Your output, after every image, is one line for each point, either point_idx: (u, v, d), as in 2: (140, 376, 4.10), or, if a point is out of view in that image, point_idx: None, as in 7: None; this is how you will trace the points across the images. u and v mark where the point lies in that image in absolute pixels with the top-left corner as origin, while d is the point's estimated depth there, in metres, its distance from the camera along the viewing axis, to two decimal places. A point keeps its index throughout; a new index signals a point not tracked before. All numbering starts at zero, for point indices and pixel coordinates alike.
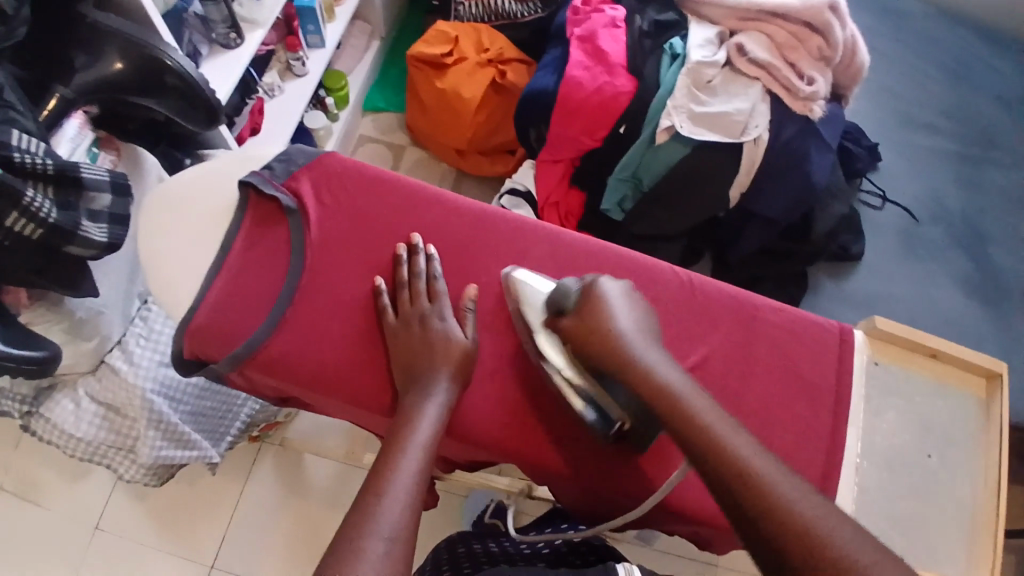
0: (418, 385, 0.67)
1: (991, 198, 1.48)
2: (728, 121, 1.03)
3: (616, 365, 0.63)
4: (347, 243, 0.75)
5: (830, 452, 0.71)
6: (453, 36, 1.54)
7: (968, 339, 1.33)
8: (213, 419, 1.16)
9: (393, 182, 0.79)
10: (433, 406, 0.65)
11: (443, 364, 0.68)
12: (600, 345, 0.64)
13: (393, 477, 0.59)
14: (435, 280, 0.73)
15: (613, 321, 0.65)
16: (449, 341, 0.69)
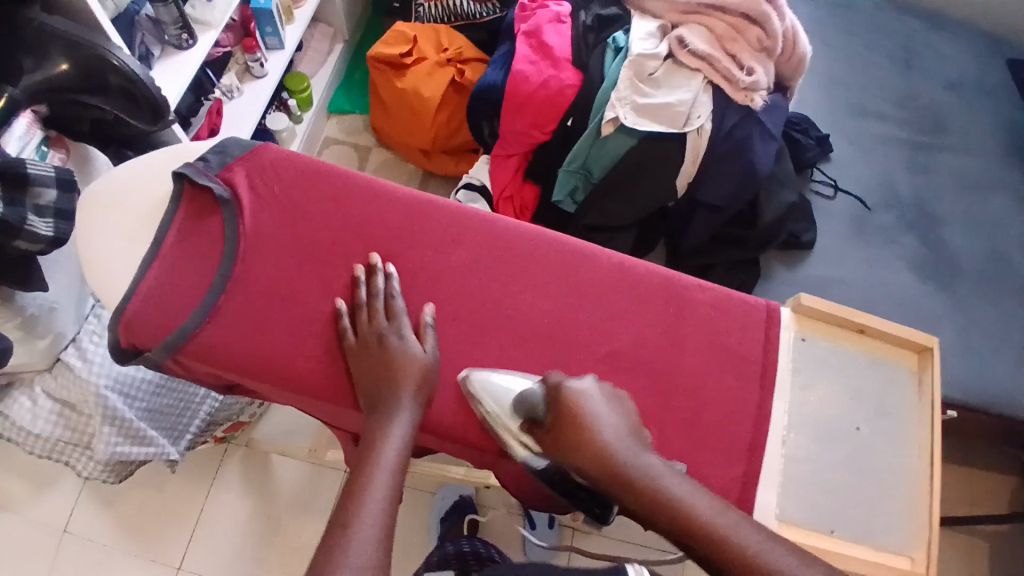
0: (382, 405, 0.67)
1: (942, 182, 1.53)
2: (671, 111, 1.06)
3: (607, 479, 0.62)
4: (280, 234, 0.76)
5: (756, 422, 0.73)
6: (412, 36, 1.56)
7: (921, 320, 1.37)
8: (172, 416, 1.17)
9: (327, 173, 0.79)
10: (399, 428, 0.66)
11: (408, 383, 0.68)
12: (588, 461, 0.62)
13: (363, 502, 0.59)
14: (393, 298, 0.73)
15: (598, 435, 0.63)
16: (410, 358, 0.69)
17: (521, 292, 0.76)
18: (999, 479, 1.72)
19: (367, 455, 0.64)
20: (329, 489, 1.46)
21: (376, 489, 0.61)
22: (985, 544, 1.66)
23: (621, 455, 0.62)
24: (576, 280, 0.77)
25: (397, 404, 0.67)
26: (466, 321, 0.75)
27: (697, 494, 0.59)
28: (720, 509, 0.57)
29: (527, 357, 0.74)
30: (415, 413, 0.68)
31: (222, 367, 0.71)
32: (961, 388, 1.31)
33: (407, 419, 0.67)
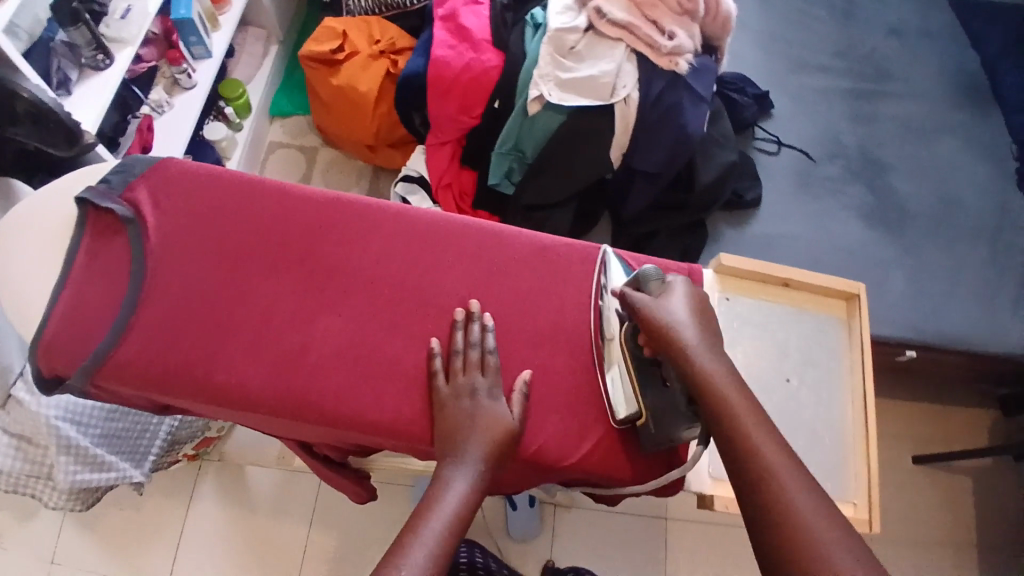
0: (453, 452, 0.68)
1: (887, 128, 1.53)
2: (595, 83, 1.06)
3: (677, 351, 0.67)
4: (192, 244, 0.79)
5: None
6: (342, 31, 1.53)
7: (873, 267, 1.38)
8: (131, 439, 1.17)
9: (235, 181, 0.83)
10: (461, 481, 0.66)
11: (488, 442, 0.68)
12: (668, 329, 0.68)
13: (413, 539, 0.60)
14: (488, 352, 0.74)
15: (670, 315, 0.69)
16: (498, 419, 0.70)
17: (432, 274, 0.79)
18: (971, 416, 1.76)
19: (432, 494, 0.65)
20: (304, 493, 1.47)
21: (433, 522, 0.62)
22: (964, 479, 1.70)
23: (696, 339, 0.68)
24: (482, 258, 0.81)
25: (470, 456, 0.68)
26: (387, 311, 0.77)
27: (747, 403, 0.63)
28: (758, 420, 0.63)
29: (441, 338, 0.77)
30: (483, 470, 0.67)
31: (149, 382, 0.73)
32: (917, 329, 1.33)
33: (473, 464, 0.67)
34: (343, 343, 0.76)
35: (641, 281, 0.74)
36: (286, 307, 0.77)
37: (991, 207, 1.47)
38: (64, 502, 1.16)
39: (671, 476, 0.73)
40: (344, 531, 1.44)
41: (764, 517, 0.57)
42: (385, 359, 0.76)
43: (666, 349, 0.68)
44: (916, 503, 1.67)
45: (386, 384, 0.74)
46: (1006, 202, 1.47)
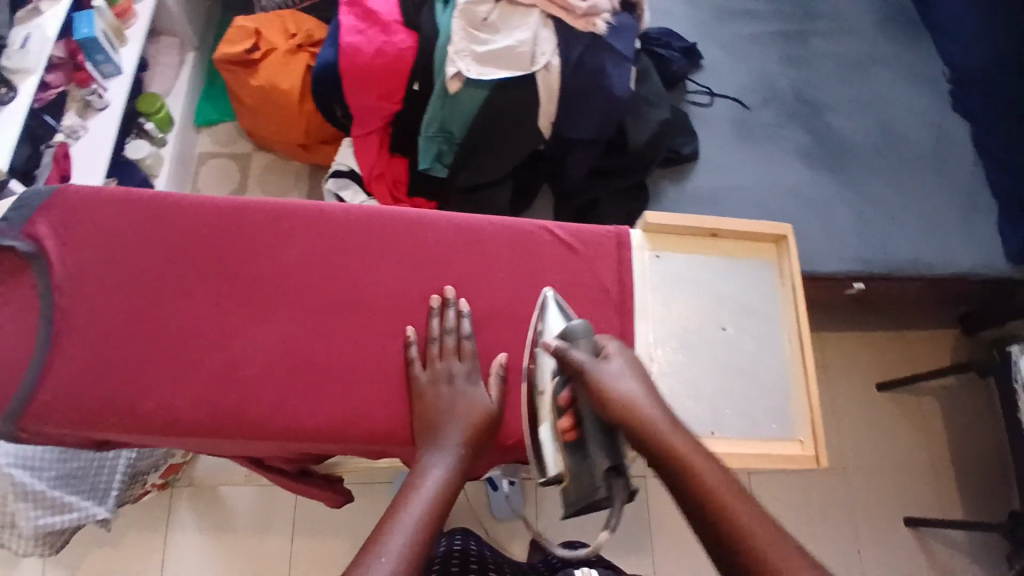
0: (431, 439, 0.69)
1: (817, 66, 1.54)
2: (513, 53, 1.03)
3: (627, 410, 0.66)
4: (108, 272, 0.76)
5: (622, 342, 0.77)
6: (254, 28, 1.47)
7: (819, 206, 1.39)
8: (89, 477, 1.14)
9: (143, 201, 0.79)
10: (437, 470, 0.66)
11: (467, 427, 0.70)
12: (620, 396, 0.67)
13: (389, 533, 0.59)
14: (464, 338, 0.74)
15: (614, 385, 0.67)
16: (476, 404, 0.72)
17: (354, 272, 0.77)
18: (930, 338, 1.81)
19: (410, 482, 0.65)
20: (285, 505, 1.45)
21: (413, 507, 0.61)
22: (932, 401, 1.76)
23: (646, 398, 0.68)
24: (404, 249, 0.78)
25: (448, 443, 0.69)
26: (319, 316, 0.75)
27: (694, 447, 0.64)
28: (707, 457, 0.63)
29: (374, 334, 0.75)
30: (461, 455, 0.68)
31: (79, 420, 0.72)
32: (865, 263, 1.35)
33: (451, 451, 0.68)
34: (268, 357, 0.73)
35: (576, 336, 0.72)
36: (205, 327, 0.74)
37: (923, 134, 1.50)
38: (31, 548, 1.14)
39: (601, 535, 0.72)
40: (328, 536, 1.43)
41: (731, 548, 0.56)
42: (321, 364, 0.73)
43: (612, 406, 0.67)
44: (886, 429, 1.72)
45: (317, 394, 0.72)
46: (937, 128, 1.51)
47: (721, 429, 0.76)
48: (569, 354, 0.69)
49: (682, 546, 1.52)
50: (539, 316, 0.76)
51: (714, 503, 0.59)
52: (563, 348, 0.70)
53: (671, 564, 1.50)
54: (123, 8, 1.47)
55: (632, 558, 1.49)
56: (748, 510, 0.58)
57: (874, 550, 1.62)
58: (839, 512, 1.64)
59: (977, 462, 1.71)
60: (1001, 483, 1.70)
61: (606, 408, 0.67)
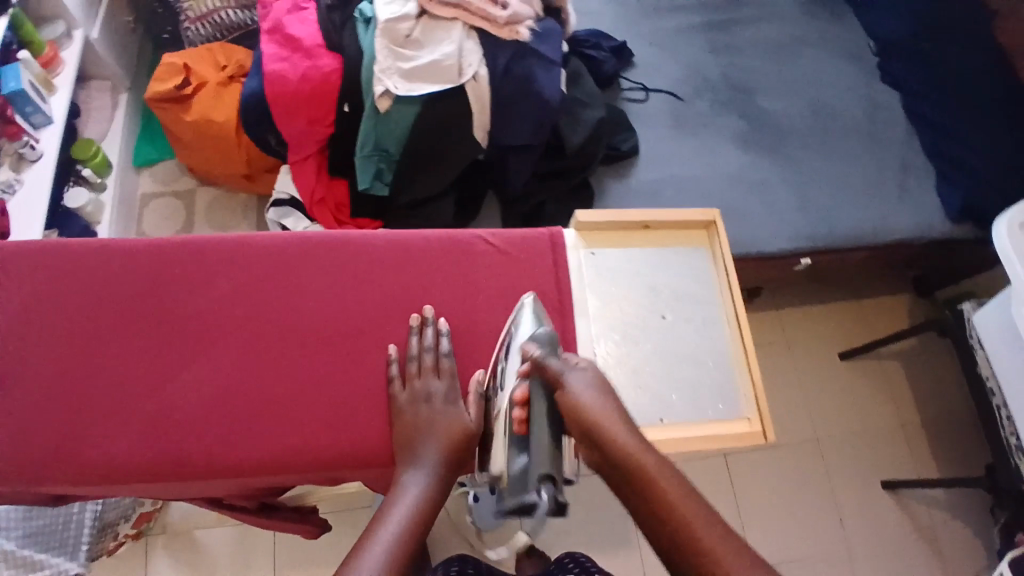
0: (410, 456, 0.69)
1: (745, 53, 1.59)
2: (440, 67, 1.04)
3: (591, 421, 0.66)
4: (43, 324, 0.74)
5: (565, 341, 0.77)
6: (183, 64, 1.46)
7: (760, 187, 1.42)
8: (58, 532, 1.15)
9: (74, 247, 0.77)
10: (412, 488, 0.65)
11: (443, 442, 0.70)
12: (587, 407, 0.67)
13: (368, 549, 0.57)
14: (443, 356, 0.74)
15: (583, 398, 0.67)
16: (456, 420, 0.71)
17: (297, 301, 0.76)
18: (885, 303, 1.87)
19: (387, 499, 0.65)
20: (263, 543, 1.42)
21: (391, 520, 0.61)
22: (894, 363, 1.81)
23: (608, 411, 0.67)
24: (346, 272, 0.77)
25: (426, 458, 0.68)
26: (266, 347, 0.74)
27: (655, 457, 0.64)
28: (667, 467, 0.63)
29: (319, 359, 0.74)
30: (439, 468, 0.68)
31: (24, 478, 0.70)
32: (811, 238, 1.39)
33: (428, 468, 0.68)
34: (213, 393, 0.72)
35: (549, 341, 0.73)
36: (145, 372, 0.72)
37: (853, 108, 1.55)
38: None
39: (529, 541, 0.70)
40: (310, 568, 1.41)
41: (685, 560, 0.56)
42: (271, 395, 0.72)
43: (577, 415, 0.67)
44: (853, 397, 1.77)
45: (268, 427, 0.71)
46: (865, 101, 1.56)
47: (669, 414, 0.77)
48: (548, 359, 0.70)
49: None
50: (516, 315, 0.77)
51: (671, 514, 0.59)
52: (542, 354, 0.71)
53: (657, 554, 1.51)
54: (48, 57, 1.43)
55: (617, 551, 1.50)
56: (705, 522, 0.58)
57: (855, 516, 1.65)
58: (817, 484, 1.66)
59: (942, 418, 1.77)
60: (966, 435, 1.75)
61: (571, 416, 0.67)
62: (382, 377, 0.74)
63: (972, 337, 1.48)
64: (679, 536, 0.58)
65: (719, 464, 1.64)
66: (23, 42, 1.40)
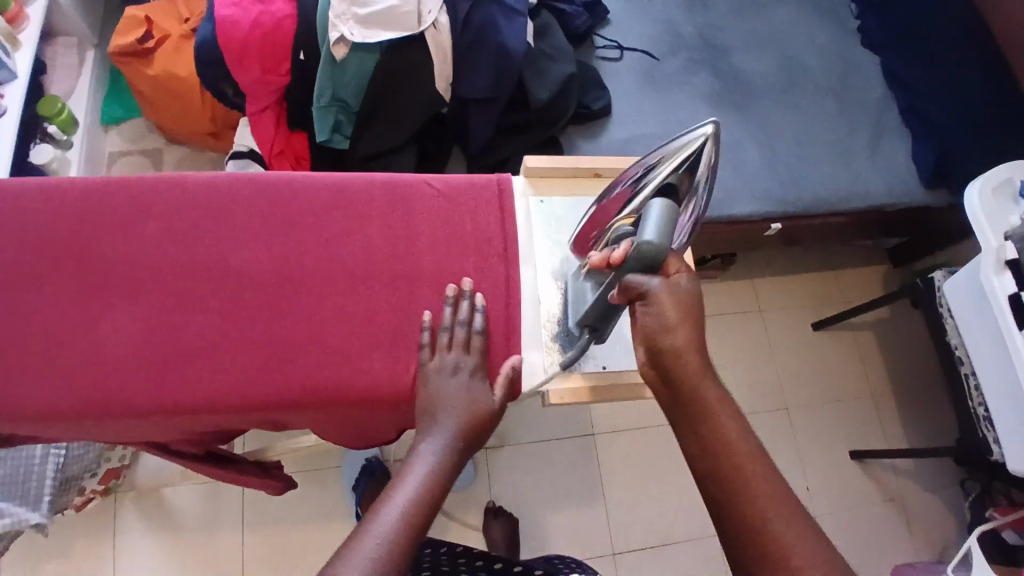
0: (427, 421, 0.65)
1: (721, 13, 1.56)
2: (398, 13, 1.01)
3: (672, 349, 0.62)
4: None
5: (508, 286, 0.76)
6: (144, 17, 1.41)
7: (732, 148, 1.41)
8: (19, 483, 1.17)
9: (23, 186, 0.74)
10: (427, 455, 0.62)
11: (466, 415, 0.66)
12: (664, 324, 0.63)
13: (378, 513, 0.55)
14: (474, 331, 0.72)
15: (666, 317, 0.62)
16: (479, 397, 0.68)
17: (241, 244, 0.74)
18: (859, 272, 1.87)
19: (402, 465, 0.61)
20: (231, 501, 1.43)
21: (408, 485, 0.58)
22: (867, 332, 1.82)
23: (689, 341, 0.62)
24: (290, 216, 0.76)
25: (442, 424, 0.65)
26: (219, 292, 0.72)
27: (725, 403, 0.62)
28: (736, 417, 0.61)
29: (260, 299, 0.72)
30: (460, 438, 0.64)
31: None
32: (782, 200, 1.38)
33: (446, 433, 0.64)
34: (144, 334, 0.70)
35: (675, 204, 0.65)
36: (70, 315, 0.70)
37: (830, 70, 1.53)
38: None
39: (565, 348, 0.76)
40: (278, 526, 1.42)
41: (734, 514, 0.57)
42: (217, 336, 0.71)
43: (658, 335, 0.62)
44: (824, 365, 1.77)
45: (216, 368, 0.70)
46: (842, 63, 1.54)
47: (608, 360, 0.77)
48: (649, 228, 0.63)
49: (633, 496, 1.55)
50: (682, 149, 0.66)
51: (734, 465, 0.58)
52: (634, 260, 0.63)
53: (622, 514, 1.53)
54: (14, 13, 1.38)
55: (585, 513, 1.52)
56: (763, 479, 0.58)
57: (821, 481, 1.66)
58: (787, 452, 1.67)
59: (912, 386, 1.78)
60: (935, 403, 1.77)
61: (649, 332, 0.63)
62: (323, 318, 0.73)
63: (942, 305, 1.45)
64: (737, 490, 0.57)
65: None
66: None
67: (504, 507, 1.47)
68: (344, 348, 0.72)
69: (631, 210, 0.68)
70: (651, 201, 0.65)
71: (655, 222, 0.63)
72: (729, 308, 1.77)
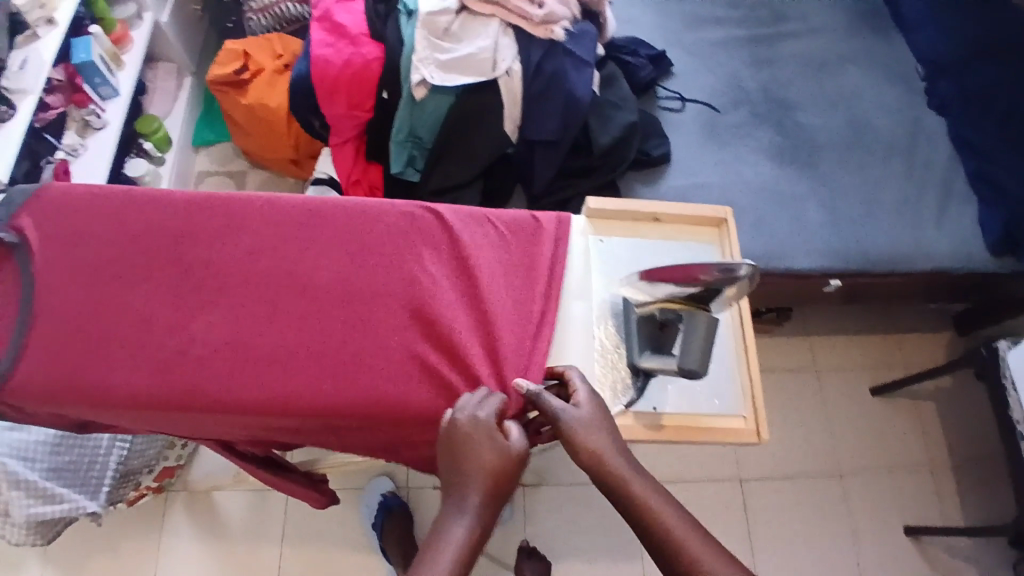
0: (454, 496, 0.64)
1: (788, 70, 1.59)
2: (475, 60, 1.09)
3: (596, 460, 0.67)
4: (95, 263, 0.80)
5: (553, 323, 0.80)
6: (243, 51, 1.56)
7: (792, 201, 1.41)
8: (80, 472, 1.25)
9: (132, 199, 0.83)
10: (458, 529, 0.61)
11: (485, 474, 0.64)
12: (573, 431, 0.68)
13: None
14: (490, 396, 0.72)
15: (578, 432, 0.68)
16: (507, 448, 0.66)
17: (310, 264, 0.80)
18: (923, 338, 1.79)
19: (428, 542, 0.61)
20: (274, 511, 1.47)
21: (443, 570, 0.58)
22: (929, 402, 1.72)
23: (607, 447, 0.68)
24: (356, 240, 0.81)
25: (470, 500, 0.63)
26: (289, 311, 0.78)
27: (656, 493, 0.66)
28: (665, 499, 0.66)
29: (322, 314, 0.78)
30: (485, 513, 0.63)
31: (55, 397, 0.75)
32: (842, 257, 1.36)
33: (474, 501, 0.63)
34: (220, 340, 0.76)
35: (710, 313, 0.72)
36: (151, 313, 0.78)
37: (897, 130, 1.52)
38: (25, 537, 1.24)
39: (617, 368, 0.79)
40: (316, 540, 1.45)
41: None
42: (283, 349, 0.76)
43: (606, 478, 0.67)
44: (882, 433, 1.69)
45: (279, 378, 0.75)
46: (909, 122, 1.53)
47: (658, 405, 0.78)
48: (693, 348, 0.71)
49: None
50: (726, 271, 0.68)
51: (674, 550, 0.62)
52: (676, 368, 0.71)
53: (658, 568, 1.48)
54: (118, 35, 1.56)
55: (619, 563, 1.48)
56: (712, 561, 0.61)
57: (873, 556, 1.57)
58: (836, 519, 1.59)
59: (977, 463, 1.67)
60: (1002, 486, 1.65)
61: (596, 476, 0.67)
62: (376, 339, 0.77)
63: (1007, 377, 1.38)
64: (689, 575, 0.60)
65: (734, 487, 1.59)
66: (96, 18, 1.52)
67: (538, 549, 1.46)
68: (403, 365, 0.76)
69: (673, 298, 0.73)
70: (693, 315, 0.71)
71: (695, 343, 0.71)
72: (783, 365, 1.73)
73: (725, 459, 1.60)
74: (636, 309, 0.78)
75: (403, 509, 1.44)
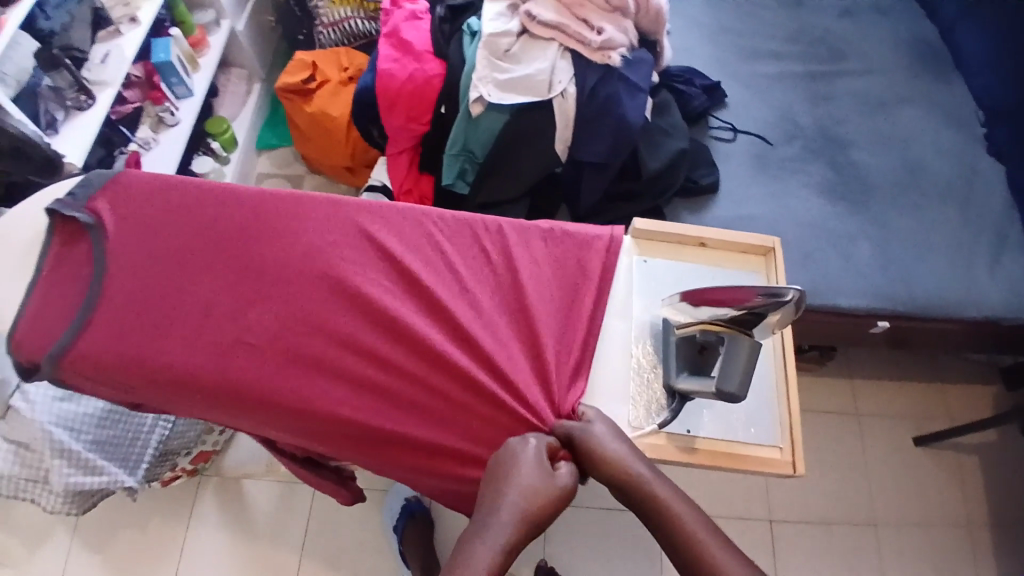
0: (487, 516, 0.66)
1: (844, 107, 1.58)
2: (532, 81, 1.13)
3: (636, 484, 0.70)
4: (162, 249, 0.85)
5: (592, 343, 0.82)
6: (311, 62, 1.64)
7: (839, 238, 1.38)
8: (122, 448, 1.30)
9: (201, 193, 0.89)
10: (485, 548, 0.63)
11: (523, 496, 0.67)
12: (612, 459, 0.70)
13: None
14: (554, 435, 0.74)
15: (616, 461, 0.70)
16: (551, 479, 0.69)
17: (362, 272, 0.84)
18: (973, 391, 1.71)
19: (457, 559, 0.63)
20: (300, 504, 1.51)
21: None
22: (975, 458, 1.64)
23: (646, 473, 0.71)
24: (407, 253, 0.86)
25: (502, 521, 0.65)
26: (339, 315, 0.82)
27: (697, 517, 0.68)
28: (705, 522, 0.67)
29: (370, 321, 0.82)
30: (515, 531, 0.65)
31: (113, 370, 0.80)
32: (889, 298, 1.32)
33: (506, 521, 0.65)
34: (272, 335, 0.81)
35: (753, 338, 0.72)
36: (209, 301, 0.82)
37: (956, 174, 1.49)
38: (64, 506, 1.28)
39: (654, 388, 0.80)
40: (337, 538, 1.48)
41: None
42: (330, 351, 0.80)
43: (653, 514, 0.69)
44: (923, 486, 1.61)
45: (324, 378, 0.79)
46: (969, 167, 1.49)
47: (694, 428, 0.78)
48: (733, 372, 0.70)
49: None
50: (773, 295, 0.68)
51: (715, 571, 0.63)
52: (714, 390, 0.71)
53: None
54: (197, 39, 1.67)
55: None
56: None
57: None
58: (868, 571, 1.52)
59: None
60: None
61: (644, 514, 0.69)
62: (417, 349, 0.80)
63: None
64: None
65: (762, 528, 1.54)
66: (176, 21, 1.63)
67: (555, 570, 1.44)
68: (447, 377, 0.79)
69: (714, 321, 0.73)
70: (735, 338, 0.71)
71: (736, 366, 0.70)
72: (821, 406, 1.68)
73: (754, 498, 1.56)
74: (676, 330, 0.79)
75: (424, 514, 1.45)
